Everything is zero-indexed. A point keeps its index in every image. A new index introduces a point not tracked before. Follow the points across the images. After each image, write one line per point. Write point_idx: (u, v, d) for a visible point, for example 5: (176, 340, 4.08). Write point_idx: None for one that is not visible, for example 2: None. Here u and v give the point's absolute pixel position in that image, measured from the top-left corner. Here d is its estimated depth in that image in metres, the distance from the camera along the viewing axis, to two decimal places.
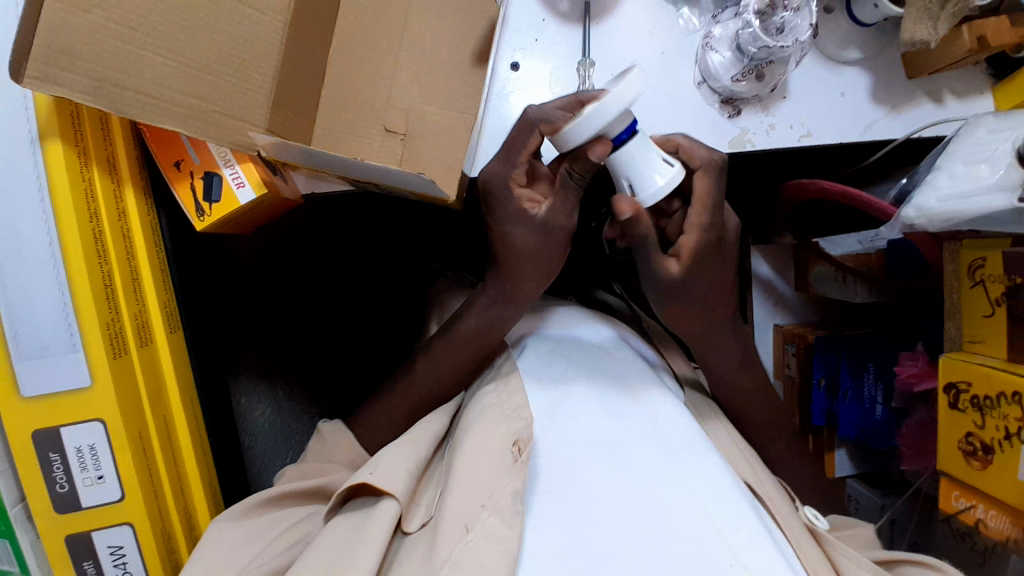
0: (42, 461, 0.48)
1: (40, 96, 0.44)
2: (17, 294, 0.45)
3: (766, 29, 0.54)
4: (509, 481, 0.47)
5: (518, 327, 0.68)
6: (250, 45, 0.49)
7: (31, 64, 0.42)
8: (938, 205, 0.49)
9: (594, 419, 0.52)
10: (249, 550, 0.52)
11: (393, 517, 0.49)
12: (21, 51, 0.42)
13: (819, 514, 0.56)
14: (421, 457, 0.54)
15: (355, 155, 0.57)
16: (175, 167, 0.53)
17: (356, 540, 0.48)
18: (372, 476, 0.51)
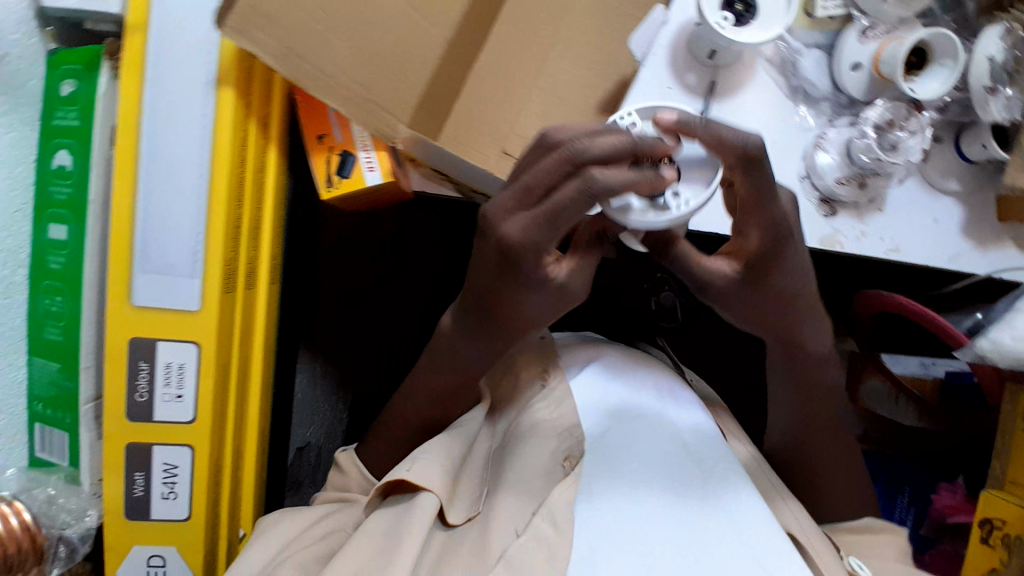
0: (130, 368, 0.51)
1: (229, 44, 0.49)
2: (158, 215, 0.49)
3: (880, 143, 0.57)
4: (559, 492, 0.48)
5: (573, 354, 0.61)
6: (413, 49, 0.54)
7: (233, 16, 0.48)
8: (1012, 344, 0.51)
9: (645, 448, 0.50)
10: (286, 534, 0.50)
11: (432, 511, 0.48)
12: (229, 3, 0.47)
13: (864, 566, 0.51)
14: (457, 455, 0.53)
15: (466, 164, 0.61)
16: (316, 139, 0.57)
17: (396, 535, 0.47)
18: (411, 474, 0.49)
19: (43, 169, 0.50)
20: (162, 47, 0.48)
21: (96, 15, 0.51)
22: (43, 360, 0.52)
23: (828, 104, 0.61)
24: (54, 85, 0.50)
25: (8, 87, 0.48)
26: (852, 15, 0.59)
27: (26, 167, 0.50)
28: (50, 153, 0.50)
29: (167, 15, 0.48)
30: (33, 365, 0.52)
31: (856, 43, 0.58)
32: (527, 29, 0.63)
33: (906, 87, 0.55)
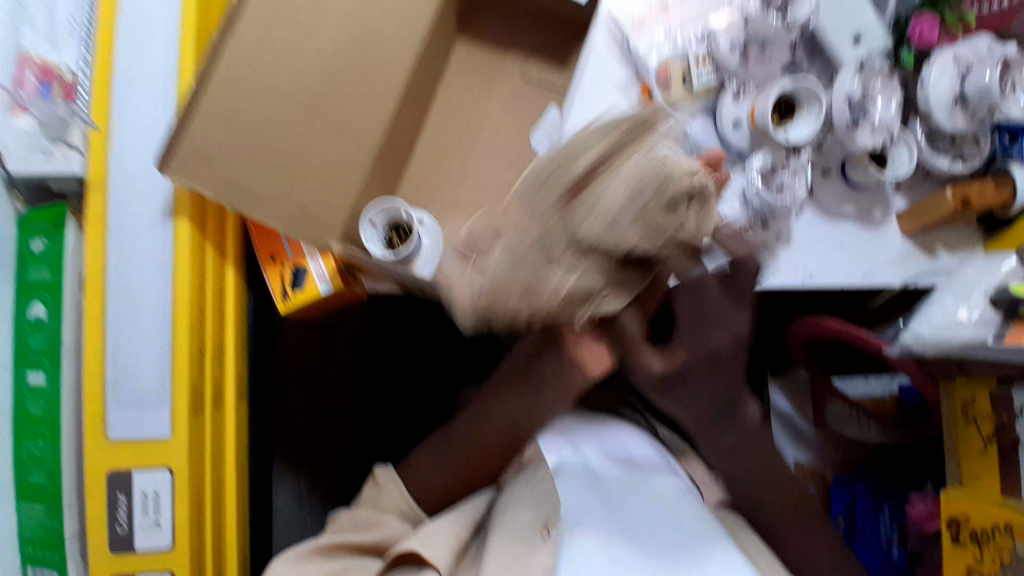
0: (109, 500, 0.55)
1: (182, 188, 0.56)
2: (125, 352, 0.55)
3: (767, 187, 0.65)
4: (539, 560, 0.52)
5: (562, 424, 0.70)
6: (343, 170, 0.62)
7: (177, 159, 0.55)
8: (930, 334, 0.56)
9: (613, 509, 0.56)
10: None
11: None
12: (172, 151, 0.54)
13: None
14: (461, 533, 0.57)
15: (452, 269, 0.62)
16: (271, 259, 0.63)
17: None
18: (421, 544, 0.55)
19: (19, 322, 0.58)
20: (123, 204, 0.56)
21: (57, 177, 0.58)
22: (30, 503, 0.56)
23: (722, 161, 0.69)
24: (25, 247, 0.58)
25: None
26: (726, 82, 0.68)
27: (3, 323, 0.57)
28: (25, 307, 0.58)
29: (124, 175, 0.56)
30: (20, 508, 0.57)
31: (731, 105, 0.67)
32: (448, 144, 0.74)
33: (779, 136, 0.64)
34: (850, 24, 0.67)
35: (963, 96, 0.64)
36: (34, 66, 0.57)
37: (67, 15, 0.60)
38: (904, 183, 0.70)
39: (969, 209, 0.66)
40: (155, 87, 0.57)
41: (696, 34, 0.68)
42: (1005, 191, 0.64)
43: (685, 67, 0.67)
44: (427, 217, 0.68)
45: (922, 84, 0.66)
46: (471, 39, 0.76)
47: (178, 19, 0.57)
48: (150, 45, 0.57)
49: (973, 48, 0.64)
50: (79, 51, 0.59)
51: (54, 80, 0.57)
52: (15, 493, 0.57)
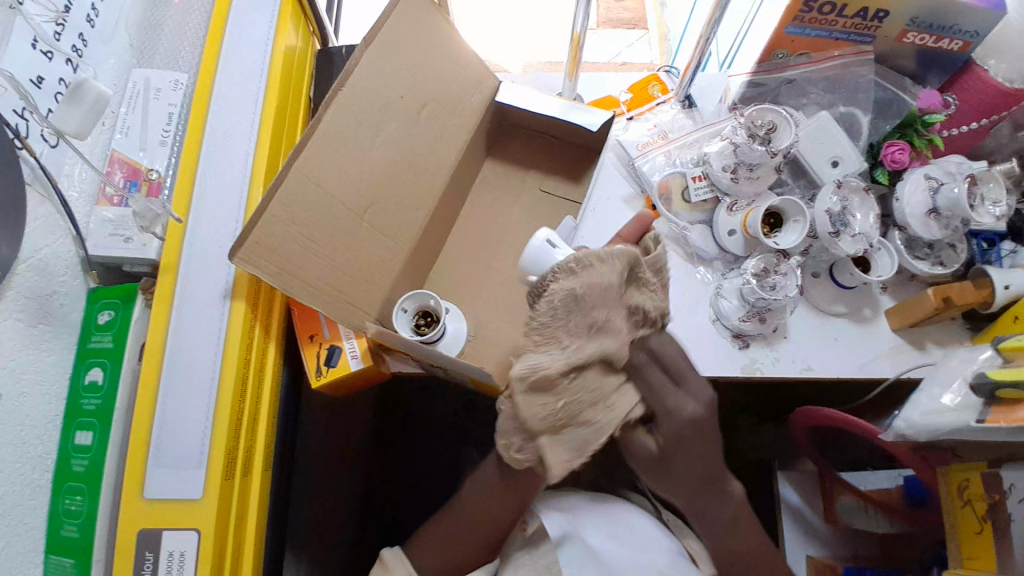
0: (136, 559, 0.57)
1: (242, 270, 0.58)
2: (171, 414, 0.60)
3: (762, 285, 0.70)
4: None
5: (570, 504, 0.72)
6: (377, 260, 0.70)
7: (242, 249, 0.58)
8: (921, 418, 0.59)
9: None
10: None
11: None
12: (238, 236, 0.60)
13: None
14: None
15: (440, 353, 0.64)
16: (309, 339, 0.69)
17: None
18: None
19: (76, 384, 0.64)
20: (185, 282, 0.63)
21: (131, 259, 0.66)
22: (60, 558, 0.59)
23: (721, 262, 0.76)
24: (92, 316, 0.65)
25: (56, 320, 0.63)
26: (720, 196, 0.76)
27: (61, 384, 0.63)
28: (84, 371, 0.64)
29: (190, 257, 0.64)
30: (48, 563, 0.60)
31: (726, 216, 0.74)
32: (473, 242, 0.83)
33: (769, 242, 0.70)
34: (827, 152, 0.73)
35: (936, 207, 0.70)
36: (125, 167, 0.69)
37: (161, 128, 0.72)
38: (890, 283, 0.75)
39: (953, 308, 0.69)
40: (231, 189, 0.66)
41: (692, 158, 0.79)
42: (985, 290, 0.69)
43: (683, 183, 0.77)
44: (453, 308, 0.75)
45: (898, 197, 0.72)
46: (496, 154, 0.87)
47: (258, 135, 0.68)
48: (232, 154, 0.67)
49: (941, 167, 0.72)
50: (168, 159, 0.71)
51: (140, 178, 0.69)
52: (45, 547, 0.60)
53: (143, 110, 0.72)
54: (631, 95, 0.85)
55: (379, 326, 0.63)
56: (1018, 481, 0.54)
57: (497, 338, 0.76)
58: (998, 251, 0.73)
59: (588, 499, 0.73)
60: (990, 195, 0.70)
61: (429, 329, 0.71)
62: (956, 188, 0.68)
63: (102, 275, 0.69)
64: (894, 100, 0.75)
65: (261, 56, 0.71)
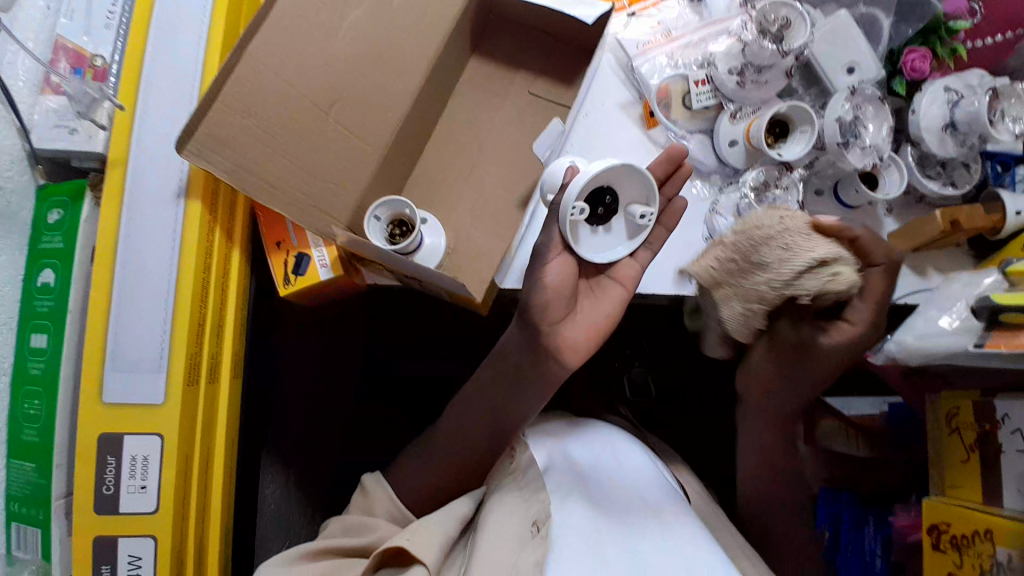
0: (98, 462, 0.55)
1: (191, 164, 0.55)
2: (127, 317, 0.57)
3: (760, 201, 0.67)
4: (529, 554, 0.52)
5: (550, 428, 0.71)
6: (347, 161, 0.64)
7: (193, 141, 0.55)
8: (916, 342, 0.56)
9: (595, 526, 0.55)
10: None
11: None
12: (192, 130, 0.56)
13: None
14: (452, 532, 0.56)
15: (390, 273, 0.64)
16: (276, 245, 0.65)
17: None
18: (410, 542, 0.53)
19: (29, 285, 0.60)
20: (137, 178, 0.58)
21: (80, 153, 0.61)
22: (23, 463, 0.58)
23: (718, 176, 0.71)
24: (43, 213, 0.61)
25: None
26: (723, 103, 0.70)
27: (13, 286, 0.60)
28: (36, 272, 0.60)
29: (141, 151, 0.59)
30: (13, 466, 0.59)
31: (728, 125, 0.68)
32: (456, 149, 0.77)
33: (773, 153, 0.65)
34: (843, 56, 0.67)
35: (954, 121, 0.64)
36: (70, 55, 0.62)
37: (106, 8, 0.64)
38: (895, 205, 0.70)
39: (960, 232, 0.65)
40: (183, 77, 0.60)
41: (696, 60, 0.71)
42: (994, 216, 0.65)
43: (684, 87, 0.71)
44: (430, 219, 0.71)
45: (913, 110, 0.67)
46: (482, 53, 0.79)
47: (210, 18, 0.61)
48: (181, 39, 0.61)
49: (963, 79, 0.66)
50: (115, 43, 0.64)
51: (85, 65, 0.62)
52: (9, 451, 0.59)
53: None
54: None
55: (350, 232, 0.59)
56: (1012, 411, 0.52)
57: (479, 251, 0.71)
58: (1013, 174, 0.69)
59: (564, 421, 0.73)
60: (1011, 111, 0.64)
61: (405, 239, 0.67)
62: (976, 102, 0.62)
63: (50, 170, 0.64)
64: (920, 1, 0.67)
65: None
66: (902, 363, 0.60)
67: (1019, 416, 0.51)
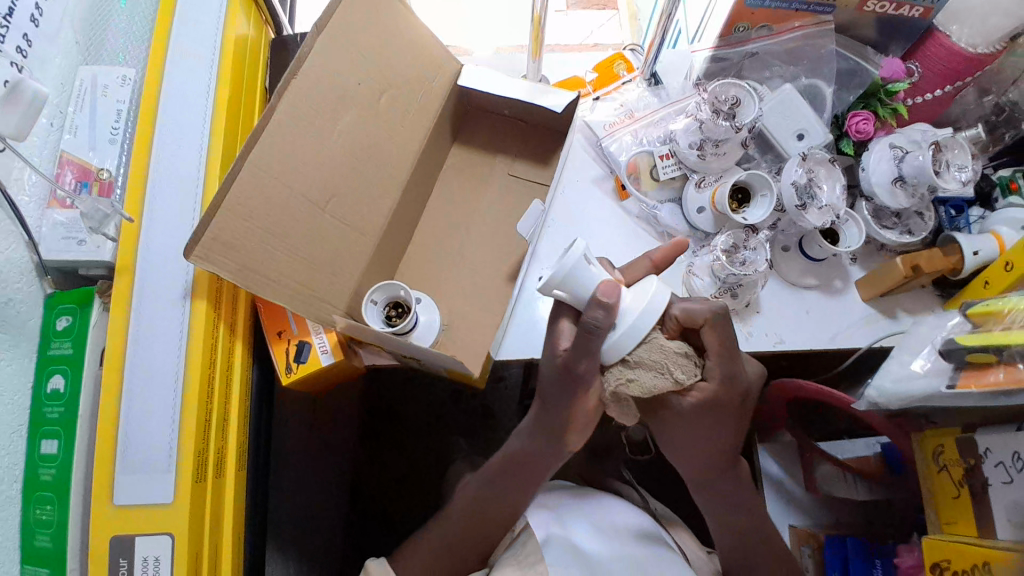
0: (110, 566, 0.56)
1: (198, 268, 0.57)
2: (137, 418, 0.58)
3: (732, 261, 0.70)
4: None
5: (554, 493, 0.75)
6: (340, 251, 0.69)
7: (197, 246, 0.57)
8: (892, 386, 0.59)
9: None
10: None
11: None
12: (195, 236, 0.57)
13: None
14: None
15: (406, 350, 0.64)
16: (277, 335, 0.68)
17: None
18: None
19: (39, 392, 0.62)
20: (145, 283, 0.62)
21: (87, 263, 0.65)
22: (33, 570, 0.58)
23: (691, 240, 0.76)
24: (51, 321, 0.63)
25: (12, 328, 0.61)
26: (688, 174, 0.76)
27: (23, 394, 0.61)
28: (45, 379, 0.62)
29: (148, 258, 0.62)
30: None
31: (694, 192, 0.74)
32: (443, 230, 0.82)
33: (737, 218, 0.70)
34: (792, 125, 0.73)
35: (902, 175, 0.70)
36: (76, 168, 0.67)
37: (110, 125, 0.69)
38: (859, 254, 0.75)
39: (923, 275, 0.69)
40: (186, 187, 0.65)
41: (659, 137, 0.78)
42: (953, 258, 0.69)
43: (651, 162, 0.77)
44: (425, 298, 0.75)
45: (863, 167, 0.73)
46: (462, 139, 0.85)
47: (210, 130, 0.67)
48: (184, 151, 0.65)
49: (906, 136, 0.72)
50: (119, 157, 0.69)
51: (91, 178, 0.67)
52: (20, 559, 0.59)
53: (91, 107, 0.69)
54: (596, 74, 0.84)
55: (348, 318, 0.62)
56: (993, 445, 0.54)
57: (472, 325, 0.75)
58: (966, 217, 0.74)
59: (569, 491, 0.76)
60: (955, 161, 0.70)
61: (401, 320, 0.70)
62: (920, 155, 0.67)
63: (59, 280, 0.67)
64: (857, 68, 0.74)
65: (209, 46, 0.69)
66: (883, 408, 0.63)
67: (1000, 449, 0.54)
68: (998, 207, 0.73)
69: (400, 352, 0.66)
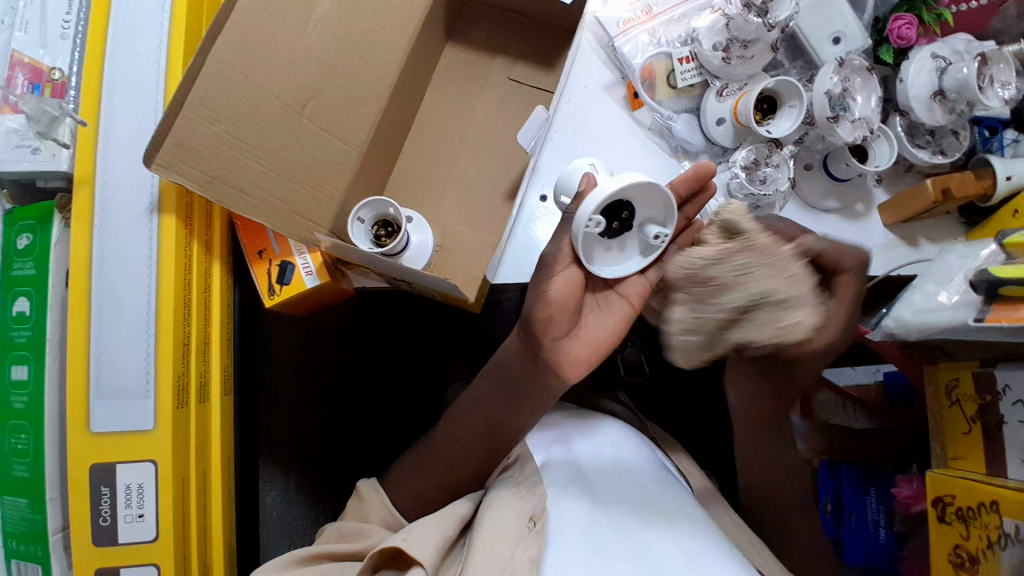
0: (92, 493, 0.54)
1: (162, 178, 0.53)
2: (109, 344, 0.55)
3: (751, 179, 0.65)
4: (524, 549, 0.53)
5: (552, 420, 0.73)
6: (327, 166, 0.61)
7: (161, 154, 0.53)
8: (913, 317, 0.57)
9: (593, 517, 0.57)
10: None
11: None
12: (153, 144, 0.52)
13: None
14: (448, 534, 0.58)
15: (405, 275, 0.59)
16: (257, 254, 0.63)
17: None
18: (406, 542, 0.55)
19: (4, 315, 0.57)
20: (106, 197, 0.56)
21: (44, 174, 0.58)
22: (15, 495, 0.57)
23: (707, 156, 0.70)
24: (11, 239, 0.58)
25: None
26: (708, 80, 0.68)
27: None
28: (9, 302, 0.57)
29: (108, 169, 0.56)
30: (5, 502, 0.57)
31: (715, 102, 0.67)
32: (437, 142, 0.75)
33: (762, 130, 0.64)
34: (827, 26, 0.65)
35: (942, 89, 0.63)
36: (26, 69, 0.59)
37: (61, 19, 0.60)
38: (885, 175, 0.70)
39: (951, 201, 0.64)
40: (145, 88, 0.57)
41: (680, 36, 0.70)
42: (985, 182, 0.64)
43: (668, 65, 0.69)
44: (416, 215, 0.69)
45: (900, 79, 0.65)
46: (457, 39, 0.77)
47: (170, 21, 0.58)
48: (140, 44, 0.57)
49: (949, 45, 0.65)
50: (72, 54, 0.60)
51: (43, 80, 0.59)
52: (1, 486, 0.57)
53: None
54: None
55: (332, 236, 0.57)
56: (1013, 382, 0.52)
57: (469, 248, 0.70)
58: (1000, 139, 0.68)
59: (563, 415, 0.75)
60: (999, 76, 0.63)
61: (391, 240, 0.64)
62: (965, 68, 0.61)
63: (17, 193, 0.61)
64: None
65: None
66: (898, 340, 0.60)
67: (1020, 387, 0.51)
68: None
69: (392, 275, 0.62)
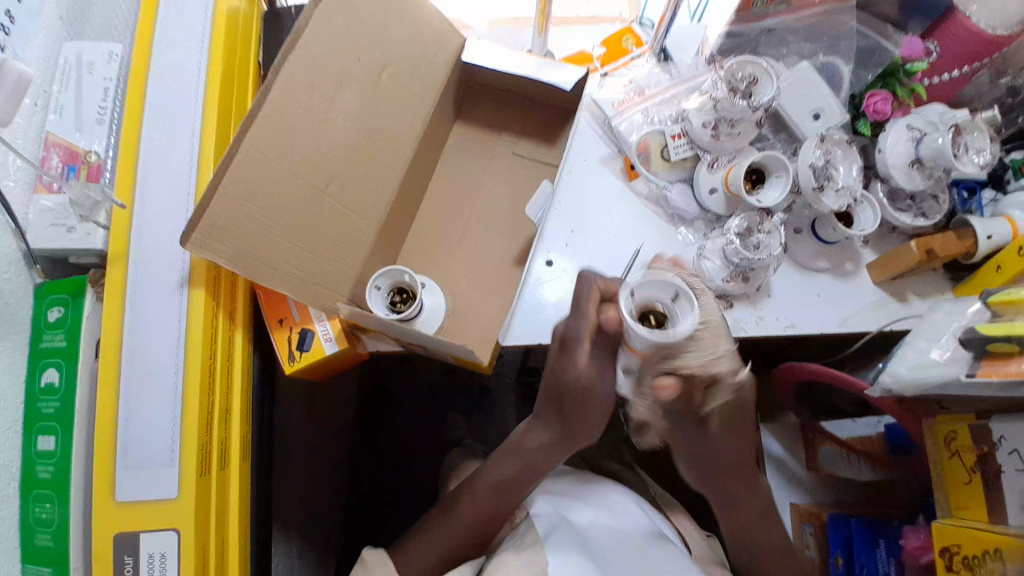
0: (115, 564, 0.55)
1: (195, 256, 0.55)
2: (139, 411, 0.56)
3: (746, 245, 0.68)
4: None
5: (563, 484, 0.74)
6: (348, 241, 0.66)
7: (195, 235, 0.55)
8: (909, 373, 0.59)
9: None
10: None
11: None
12: (192, 224, 0.55)
13: None
14: None
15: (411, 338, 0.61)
16: (279, 322, 0.65)
17: None
18: None
19: (32, 387, 0.59)
20: (139, 271, 0.59)
21: (78, 250, 0.61)
22: (35, 567, 0.57)
23: (701, 222, 0.74)
24: (42, 313, 0.60)
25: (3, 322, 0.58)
26: (699, 154, 0.73)
27: (17, 390, 0.58)
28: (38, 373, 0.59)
29: (141, 246, 0.59)
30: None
31: (707, 173, 0.72)
32: (448, 211, 0.79)
33: (751, 199, 0.68)
34: (807, 103, 0.71)
35: (919, 157, 0.68)
36: (63, 151, 0.63)
37: (97, 104, 0.65)
38: (871, 237, 0.74)
39: (935, 259, 0.68)
40: (179, 169, 0.62)
41: (671, 115, 0.75)
42: (966, 241, 0.68)
43: (662, 141, 0.74)
44: (429, 282, 0.72)
45: (879, 149, 0.71)
46: (465, 115, 0.82)
47: (203, 108, 0.63)
48: (175, 129, 0.62)
49: (923, 117, 0.70)
50: (107, 139, 0.65)
51: (79, 162, 0.63)
52: (22, 558, 0.57)
53: (77, 86, 0.65)
54: (604, 49, 0.80)
55: (352, 306, 0.59)
56: (1008, 432, 0.54)
57: (479, 311, 0.73)
58: (979, 199, 0.72)
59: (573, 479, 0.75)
60: (973, 144, 0.67)
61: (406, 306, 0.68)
62: (939, 138, 0.66)
63: (50, 269, 0.64)
64: (876, 47, 0.73)
65: (200, 20, 0.65)
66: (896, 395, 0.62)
67: (1016, 437, 0.53)
68: (1010, 189, 0.72)
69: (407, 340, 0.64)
